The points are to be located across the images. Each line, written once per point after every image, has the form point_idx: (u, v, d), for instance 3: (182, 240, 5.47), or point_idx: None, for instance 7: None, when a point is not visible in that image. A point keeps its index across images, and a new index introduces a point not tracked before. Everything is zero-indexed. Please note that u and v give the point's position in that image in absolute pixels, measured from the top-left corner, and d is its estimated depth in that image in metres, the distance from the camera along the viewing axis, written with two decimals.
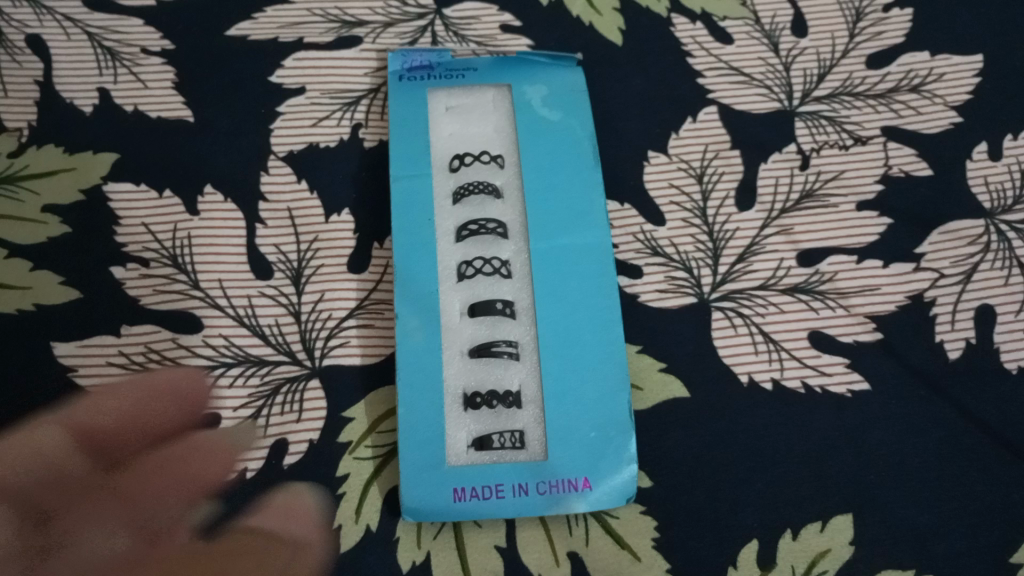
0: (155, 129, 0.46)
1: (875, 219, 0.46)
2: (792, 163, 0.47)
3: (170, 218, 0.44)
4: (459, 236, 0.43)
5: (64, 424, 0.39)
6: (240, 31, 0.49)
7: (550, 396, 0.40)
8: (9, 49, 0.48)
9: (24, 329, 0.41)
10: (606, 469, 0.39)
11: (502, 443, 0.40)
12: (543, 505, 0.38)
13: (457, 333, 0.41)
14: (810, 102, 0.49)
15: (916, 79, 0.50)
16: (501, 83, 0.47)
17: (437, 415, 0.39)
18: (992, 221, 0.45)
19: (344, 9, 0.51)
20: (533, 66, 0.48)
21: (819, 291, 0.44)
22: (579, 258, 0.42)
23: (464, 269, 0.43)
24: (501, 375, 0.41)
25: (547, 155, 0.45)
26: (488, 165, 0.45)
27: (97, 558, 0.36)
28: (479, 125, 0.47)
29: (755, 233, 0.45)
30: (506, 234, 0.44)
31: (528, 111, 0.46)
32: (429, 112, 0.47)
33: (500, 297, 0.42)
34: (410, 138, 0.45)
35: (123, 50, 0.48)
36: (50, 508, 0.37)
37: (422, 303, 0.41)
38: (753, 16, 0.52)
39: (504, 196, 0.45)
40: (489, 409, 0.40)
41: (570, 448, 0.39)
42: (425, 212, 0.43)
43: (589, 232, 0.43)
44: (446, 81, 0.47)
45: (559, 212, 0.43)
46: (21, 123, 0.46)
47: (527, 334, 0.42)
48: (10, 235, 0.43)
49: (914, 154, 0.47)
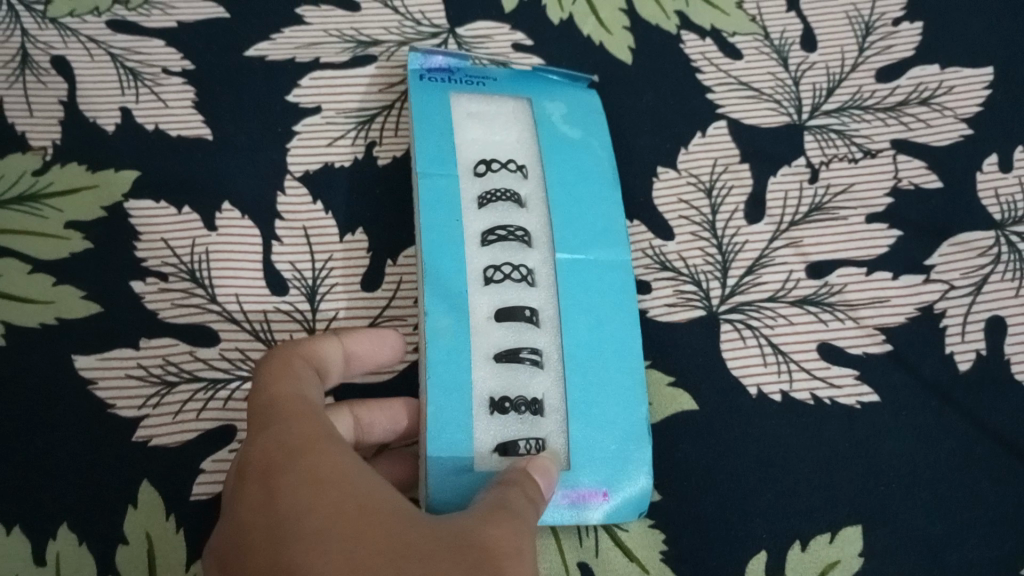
0: (175, 145, 0.47)
1: (885, 231, 0.46)
2: (801, 176, 0.48)
3: (189, 233, 0.45)
4: (484, 240, 0.43)
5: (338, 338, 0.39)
6: (259, 50, 0.50)
7: (576, 405, 0.40)
8: (35, 70, 0.49)
9: (48, 343, 0.42)
10: (624, 479, 0.39)
11: (526, 450, 0.39)
12: (558, 517, 0.38)
13: (485, 337, 0.41)
14: (820, 115, 0.49)
15: (926, 92, 0.50)
16: (520, 95, 0.48)
17: (464, 418, 0.39)
18: (1002, 233, 0.46)
19: (360, 29, 0.52)
20: (550, 83, 0.48)
21: (828, 303, 0.44)
22: (602, 275, 0.43)
23: (490, 273, 0.42)
24: (526, 383, 0.41)
25: (570, 170, 0.45)
26: (513, 173, 0.45)
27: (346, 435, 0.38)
28: (501, 132, 0.47)
29: (764, 246, 0.46)
30: (530, 241, 0.43)
31: (549, 125, 0.47)
32: (452, 115, 0.46)
33: (526, 304, 0.42)
34: (436, 138, 0.45)
35: (145, 71, 0.49)
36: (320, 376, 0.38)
37: (452, 301, 0.41)
38: (762, 31, 0.52)
39: (528, 205, 0.45)
40: (517, 414, 0.40)
41: (593, 460, 0.39)
42: (454, 213, 0.43)
43: (610, 250, 0.43)
44: (468, 86, 0.47)
45: (582, 226, 0.44)
46: (45, 142, 0.47)
47: (552, 342, 0.42)
48: (35, 252, 0.44)
49: (925, 166, 0.47)
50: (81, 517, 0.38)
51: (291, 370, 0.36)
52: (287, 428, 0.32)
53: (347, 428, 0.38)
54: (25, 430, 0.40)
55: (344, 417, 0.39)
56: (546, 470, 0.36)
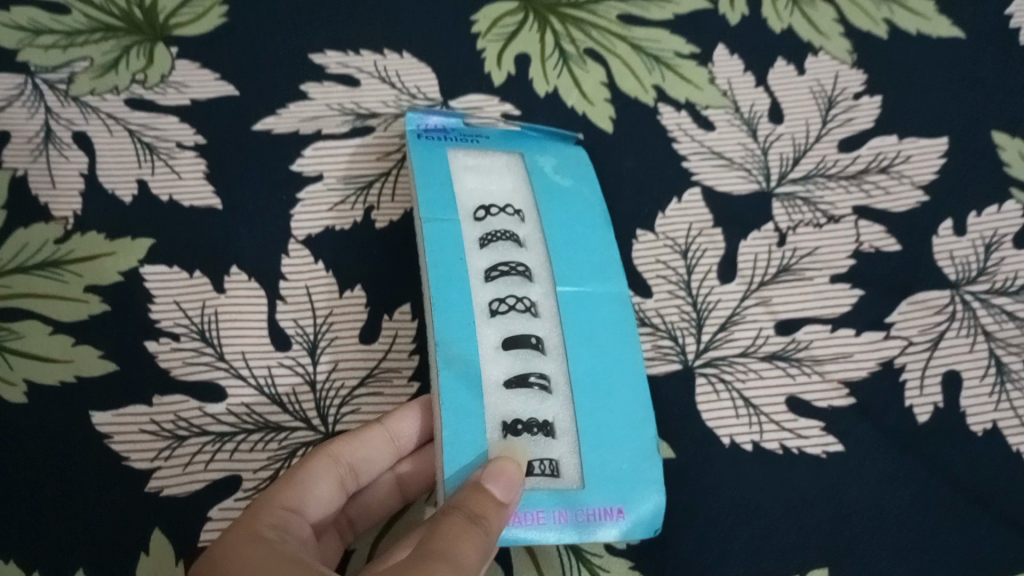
0: (187, 213, 0.51)
1: (848, 290, 0.49)
2: (770, 240, 0.51)
3: (199, 296, 0.48)
4: (488, 276, 0.45)
5: (383, 423, 0.44)
6: (266, 125, 0.54)
7: (585, 428, 0.42)
8: (58, 145, 0.53)
9: (67, 401, 0.45)
10: (634, 495, 0.41)
11: (541, 470, 0.41)
12: (579, 531, 0.41)
13: (494, 365, 0.43)
14: (787, 183, 0.53)
15: (885, 161, 0.54)
16: (512, 148, 0.50)
17: (478, 438, 0.40)
18: (958, 292, 0.49)
19: (359, 102, 0.55)
20: (537, 140, 0.52)
21: (795, 358, 0.47)
22: (601, 308, 0.45)
23: (497, 306, 0.44)
24: (536, 407, 0.42)
25: (565, 212, 0.48)
26: (511, 216, 0.47)
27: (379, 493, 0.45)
28: (497, 180, 0.49)
29: (736, 304, 0.49)
30: (531, 277, 0.46)
31: (541, 174, 0.50)
32: (451, 165, 0.48)
33: (531, 333, 0.44)
34: (437, 186, 0.47)
35: (160, 145, 0.53)
36: (345, 463, 0.43)
37: (462, 330, 0.42)
38: (733, 105, 0.56)
39: (528, 245, 0.47)
40: (530, 436, 0.42)
41: (604, 477, 0.41)
42: (459, 252, 0.45)
43: (605, 283, 0.46)
44: (462, 142, 0.50)
45: (579, 262, 0.46)
46: (67, 212, 0.50)
47: (558, 369, 0.43)
48: (56, 314, 0.47)
49: (885, 231, 0.51)
50: (99, 563, 0.41)
51: (311, 466, 0.42)
52: (232, 532, 0.38)
53: (389, 486, 0.45)
54: (47, 480, 0.43)
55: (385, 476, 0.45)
56: (504, 477, 0.38)
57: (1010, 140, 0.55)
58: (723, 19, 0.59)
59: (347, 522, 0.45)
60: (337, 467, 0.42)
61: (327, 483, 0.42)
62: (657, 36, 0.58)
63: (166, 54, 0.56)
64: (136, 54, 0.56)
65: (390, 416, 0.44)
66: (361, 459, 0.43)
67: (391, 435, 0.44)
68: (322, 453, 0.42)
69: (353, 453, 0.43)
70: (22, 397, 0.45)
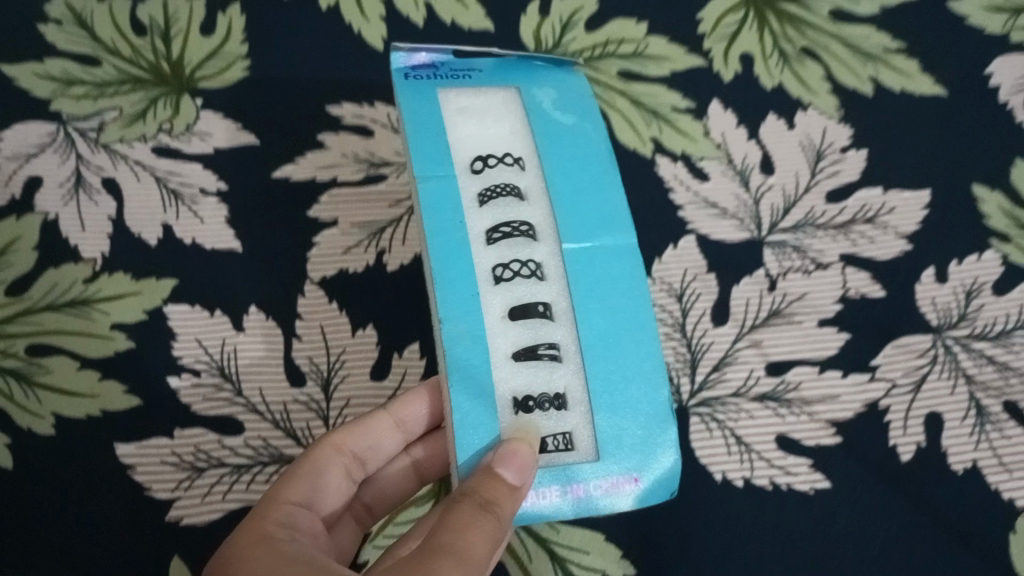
0: (209, 256, 0.54)
1: (835, 334, 0.52)
2: (761, 285, 0.54)
3: (220, 333, 0.51)
4: (489, 238, 0.38)
5: (392, 411, 0.45)
6: (284, 172, 0.57)
7: (600, 400, 0.37)
8: (88, 190, 0.56)
9: (97, 434, 0.49)
10: (653, 463, 0.37)
11: (555, 446, 0.36)
12: (595, 505, 0.36)
13: (501, 338, 0.37)
14: (777, 232, 0.56)
15: (871, 211, 0.57)
16: (507, 84, 0.42)
17: (489, 421, 0.36)
18: (940, 336, 0.52)
19: (372, 150, 0.58)
20: (535, 69, 0.43)
21: (785, 398, 0.50)
22: (612, 263, 0.38)
23: (500, 272, 0.37)
24: (546, 379, 0.37)
25: (569, 155, 0.40)
26: (510, 166, 0.40)
27: (396, 477, 0.48)
28: (494, 124, 0.41)
29: (728, 346, 0.52)
30: (536, 234, 0.38)
31: (541, 113, 0.41)
32: (441, 113, 0.41)
33: (538, 299, 0.37)
34: (429, 139, 0.40)
35: (184, 191, 0.56)
36: (357, 452, 0.44)
37: (465, 305, 0.36)
38: (727, 157, 0.59)
39: (530, 197, 0.39)
40: (542, 412, 0.36)
41: (621, 448, 0.36)
42: (457, 215, 0.38)
43: (617, 234, 0.39)
44: (452, 81, 0.42)
45: (587, 212, 0.39)
46: (95, 253, 0.53)
47: (570, 335, 0.37)
48: (85, 351, 0.51)
49: (870, 277, 0.54)
50: None
51: (317, 459, 0.42)
52: (240, 532, 0.38)
53: (404, 470, 0.48)
54: (75, 509, 0.47)
55: (402, 460, 0.48)
56: (516, 460, 0.34)
57: (989, 193, 0.58)
58: (717, 76, 0.62)
59: (365, 508, 0.48)
60: (346, 458, 0.43)
61: (336, 475, 0.43)
62: (655, 91, 0.61)
63: (191, 105, 0.59)
64: (163, 105, 0.59)
65: (399, 403, 0.45)
66: (372, 447, 0.45)
67: (401, 421, 0.45)
68: (327, 446, 0.43)
69: (363, 441, 0.44)
70: (50, 429, 0.49)
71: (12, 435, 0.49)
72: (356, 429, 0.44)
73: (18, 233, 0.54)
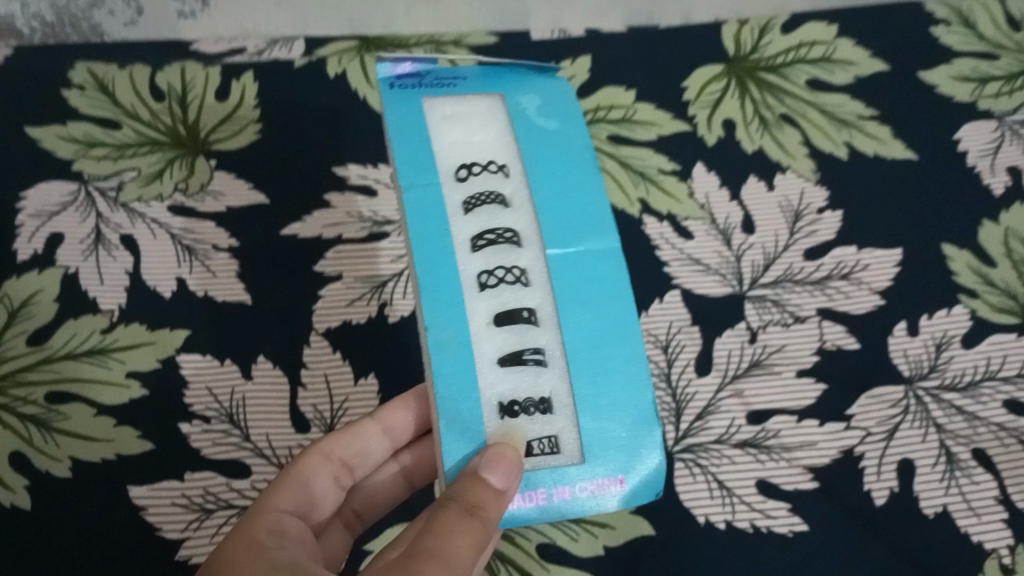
0: (219, 308, 0.57)
1: (812, 384, 0.55)
2: (742, 338, 0.57)
3: (229, 382, 0.55)
4: (474, 245, 0.37)
5: (378, 420, 0.47)
6: (292, 229, 0.60)
7: (584, 403, 0.35)
8: (107, 246, 0.59)
9: (111, 477, 0.51)
10: (640, 463, 0.35)
11: (540, 450, 0.35)
12: (581, 507, 0.35)
13: (487, 343, 0.36)
14: (758, 287, 0.59)
15: (846, 268, 0.60)
16: (492, 92, 0.40)
17: (475, 424, 0.35)
18: (911, 387, 0.55)
19: (376, 209, 0.62)
20: (520, 75, 0.41)
21: (765, 445, 0.53)
22: (597, 267, 0.37)
23: (484, 279, 0.36)
24: (531, 384, 0.36)
25: (553, 159, 0.39)
26: (495, 174, 0.38)
27: (387, 484, 0.51)
28: (479, 131, 0.39)
29: (711, 396, 0.55)
30: (521, 240, 0.37)
31: (525, 120, 0.40)
32: (425, 121, 0.39)
33: (523, 304, 0.36)
34: (412, 147, 0.38)
35: (198, 247, 0.59)
36: (346, 460, 0.46)
37: (450, 313, 0.35)
38: (710, 216, 0.63)
39: (514, 205, 0.38)
40: (527, 416, 0.35)
41: (606, 449, 0.35)
42: (441, 224, 0.37)
43: (602, 238, 0.37)
44: (437, 90, 0.40)
45: (572, 216, 0.38)
46: (113, 305, 0.57)
47: (555, 339, 0.36)
48: (101, 398, 0.54)
49: (846, 331, 0.57)
50: None
51: (303, 469, 0.44)
52: (231, 537, 0.39)
53: (393, 476, 0.51)
54: (87, 548, 0.50)
55: (391, 467, 0.51)
56: (502, 463, 0.33)
57: (958, 252, 0.61)
58: (701, 140, 0.66)
59: (355, 514, 0.50)
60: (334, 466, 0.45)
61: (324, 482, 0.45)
62: (643, 154, 0.65)
63: (206, 166, 0.62)
64: (179, 166, 0.62)
65: (384, 411, 0.47)
66: (361, 453, 0.47)
67: (387, 428, 0.47)
68: (311, 457, 0.44)
69: (351, 449, 0.46)
70: (66, 471, 0.52)
71: (30, 478, 0.51)
72: (343, 437, 0.46)
73: (40, 286, 0.57)
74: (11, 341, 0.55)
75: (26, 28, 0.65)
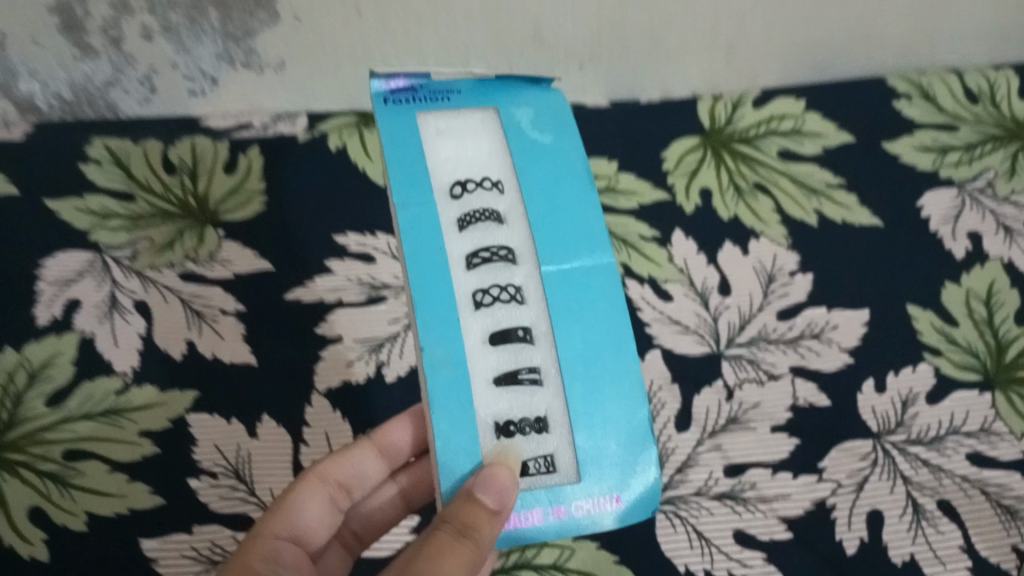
0: (226, 370, 0.61)
1: (786, 439, 0.59)
2: (720, 394, 0.61)
3: (235, 439, 0.58)
4: (469, 264, 0.39)
5: (377, 444, 0.50)
6: (295, 294, 0.64)
7: (579, 420, 0.38)
8: (121, 311, 0.63)
9: (124, 530, 0.55)
10: (633, 480, 0.38)
11: (537, 468, 0.38)
12: (577, 524, 0.38)
13: (482, 363, 0.38)
14: (734, 346, 0.63)
15: (817, 327, 0.64)
16: (486, 104, 0.42)
17: (471, 445, 0.37)
18: (879, 442, 0.59)
19: (374, 275, 0.66)
20: (515, 87, 0.43)
21: (742, 496, 0.57)
22: (589, 284, 0.39)
23: (480, 297, 0.39)
24: (527, 403, 0.38)
25: (547, 176, 0.41)
26: (490, 190, 0.41)
27: (386, 505, 0.54)
28: (473, 146, 0.42)
29: (690, 450, 0.59)
30: (515, 257, 0.40)
31: (518, 133, 0.42)
32: (421, 136, 0.41)
33: (518, 323, 0.39)
34: (408, 163, 0.40)
35: (206, 311, 0.63)
36: (343, 482, 0.49)
37: (447, 331, 0.38)
38: (688, 279, 0.67)
39: (508, 221, 0.40)
40: (523, 436, 0.38)
41: (601, 468, 0.38)
42: (437, 240, 0.39)
43: (595, 255, 0.40)
44: (432, 103, 0.42)
45: (565, 233, 0.40)
46: (126, 367, 0.60)
47: (549, 357, 0.39)
48: (115, 455, 0.57)
49: (817, 387, 0.61)
50: None
51: (302, 492, 0.47)
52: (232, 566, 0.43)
53: (391, 497, 0.54)
54: None
55: (389, 488, 0.54)
56: (494, 485, 0.35)
57: (922, 312, 0.65)
58: (679, 208, 0.70)
59: (353, 535, 0.53)
60: (331, 488, 0.48)
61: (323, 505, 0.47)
62: (625, 222, 0.69)
63: (215, 235, 0.67)
64: (190, 235, 0.66)
65: (380, 431, 0.50)
66: (357, 474, 0.49)
67: (384, 449, 0.50)
68: (308, 482, 0.47)
69: (347, 471, 0.49)
70: (81, 525, 0.55)
71: (47, 530, 0.55)
72: (340, 459, 0.49)
73: (57, 349, 0.60)
74: (30, 402, 0.58)
75: (45, 105, 0.69)
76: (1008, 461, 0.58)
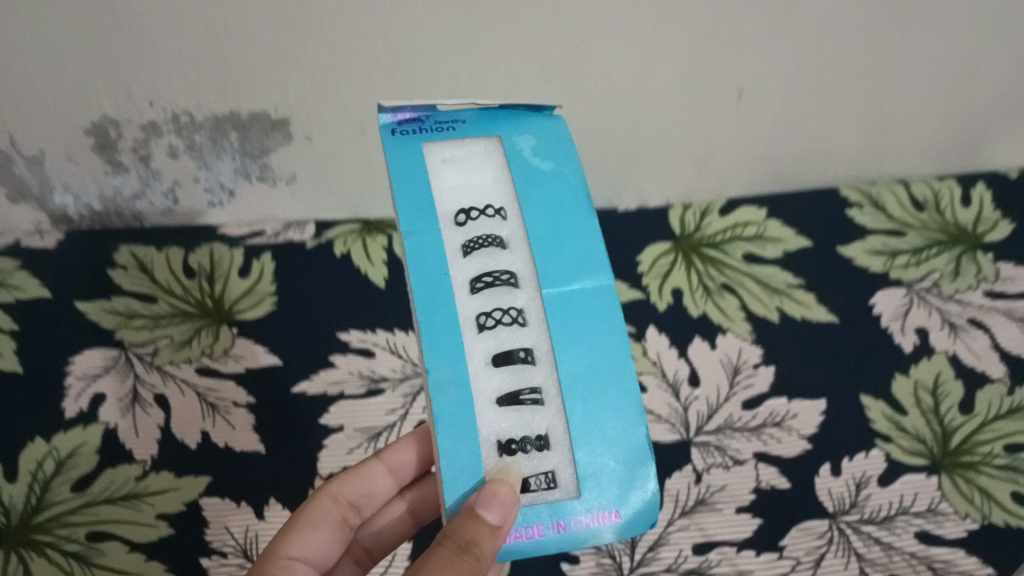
0: (236, 457, 0.67)
1: (749, 518, 0.65)
2: (689, 478, 0.66)
3: (244, 521, 0.64)
4: (474, 287, 0.42)
5: (388, 467, 0.55)
6: (301, 386, 0.71)
7: (579, 437, 0.41)
8: (142, 403, 0.69)
9: None
10: (633, 495, 0.40)
11: (537, 484, 0.41)
12: (577, 537, 0.40)
13: (485, 383, 0.41)
14: (702, 433, 0.69)
15: (778, 416, 0.70)
16: (489, 134, 0.45)
17: (473, 462, 0.40)
18: (836, 521, 0.65)
19: (374, 368, 0.72)
20: (518, 118, 0.47)
21: (710, 572, 0.63)
22: (588, 305, 0.42)
23: (483, 320, 0.41)
24: (528, 421, 0.41)
25: (547, 204, 0.44)
26: (492, 218, 0.44)
27: (397, 522, 0.58)
28: (477, 176, 0.45)
29: (662, 529, 0.64)
30: (517, 281, 0.43)
31: (520, 162, 0.45)
32: (427, 165, 0.44)
33: (520, 345, 0.42)
34: (416, 193, 0.43)
35: (220, 403, 0.69)
36: (354, 499, 0.54)
37: (451, 353, 0.40)
38: (660, 370, 0.73)
39: (511, 246, 0.43)
40: (524, 453, 0.41)
41: (600, 484, 0.40)
42: (443, 266, 0.42)
43: (594, 278, 0.42)
44: (437, 133, 0.45)
45: (566, 259, 0.43)
46: (145, 456, 0.66)
47: (549, 377, 0.42)
48: (133, 536, 0.63)
49: (778, 471, 0.67)
50: None
51: (314, 511, 0.52)
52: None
53: (400, 514, 0.58)
54: None
55: (399, 506, 0.58)
56: (497, 501, 0.38)
57: (874, 401, 0.71)
58: (653, 306, 0.77)
59: (364, 550, 0.58)
60: (344, 509, 0.53)
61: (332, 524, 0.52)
62: None
63: (229, 332, 0.73)
64: (206, 333, 0.73)
65: (389, 453, 0.55)
66: (367, 492, 0.54)
67: (392, 468, 0.55)
68: (321, 503, 0.52)
69: (358, 491, 0.54)
70: None
71: None
72: (353, 477, 0.54)
73: (83, 439, 0.66)
74: (56, 488, 0.64)
75: (77, 215, 0.76)
76: (953, 538, 0.65)
